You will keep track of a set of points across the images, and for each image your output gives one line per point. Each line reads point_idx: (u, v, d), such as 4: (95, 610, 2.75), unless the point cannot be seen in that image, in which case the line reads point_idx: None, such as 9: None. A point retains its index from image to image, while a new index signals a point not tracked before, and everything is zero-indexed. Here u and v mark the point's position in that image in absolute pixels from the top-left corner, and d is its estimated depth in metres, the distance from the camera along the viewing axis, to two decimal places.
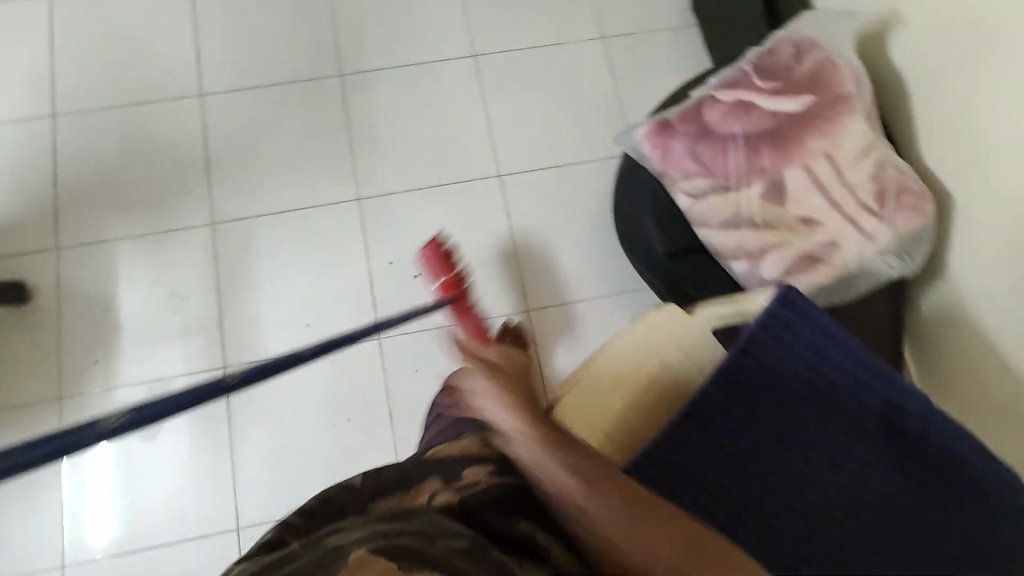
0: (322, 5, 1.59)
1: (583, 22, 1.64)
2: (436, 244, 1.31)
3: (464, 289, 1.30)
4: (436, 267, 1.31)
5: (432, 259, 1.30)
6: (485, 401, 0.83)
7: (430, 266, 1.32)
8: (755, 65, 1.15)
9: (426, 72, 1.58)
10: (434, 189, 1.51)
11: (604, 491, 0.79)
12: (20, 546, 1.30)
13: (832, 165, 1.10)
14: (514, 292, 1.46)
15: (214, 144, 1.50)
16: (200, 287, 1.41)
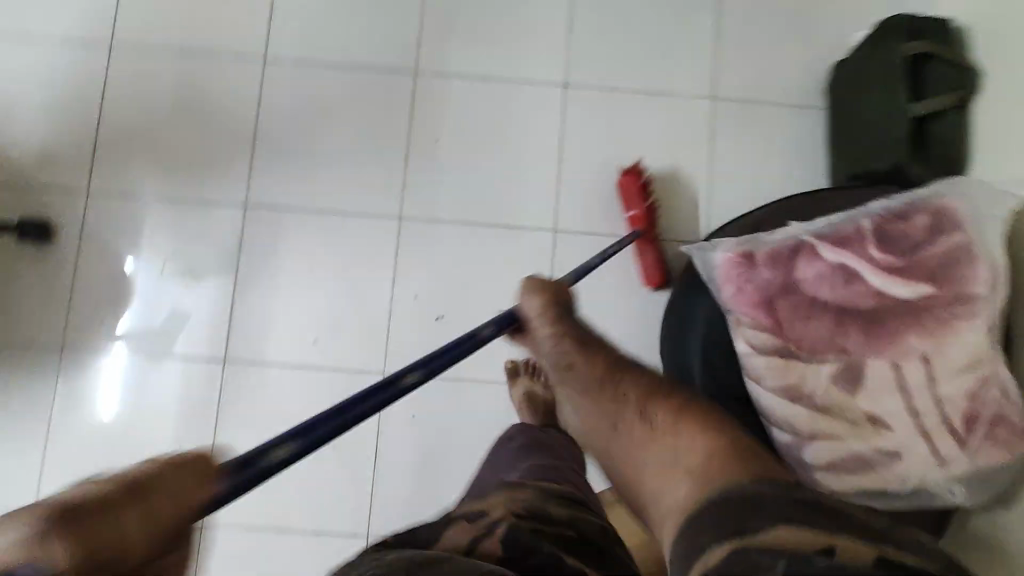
0: None
1: (692, 78, 1.45)
2: (636, 172, 1.36)
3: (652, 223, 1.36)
4: (629, 196, 1.37)
5: (631, 188, 1.35)
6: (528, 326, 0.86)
7: (627, 195, 1.36)
8: (876, 226, 0.99)
9: (508, 90, 1.42)
10: (482, 225, 1.39)
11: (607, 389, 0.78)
12: None
13: (924, 369, 0.94)
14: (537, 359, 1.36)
15: (267, 117, 1.39)
16: (217, 271, 1.36)
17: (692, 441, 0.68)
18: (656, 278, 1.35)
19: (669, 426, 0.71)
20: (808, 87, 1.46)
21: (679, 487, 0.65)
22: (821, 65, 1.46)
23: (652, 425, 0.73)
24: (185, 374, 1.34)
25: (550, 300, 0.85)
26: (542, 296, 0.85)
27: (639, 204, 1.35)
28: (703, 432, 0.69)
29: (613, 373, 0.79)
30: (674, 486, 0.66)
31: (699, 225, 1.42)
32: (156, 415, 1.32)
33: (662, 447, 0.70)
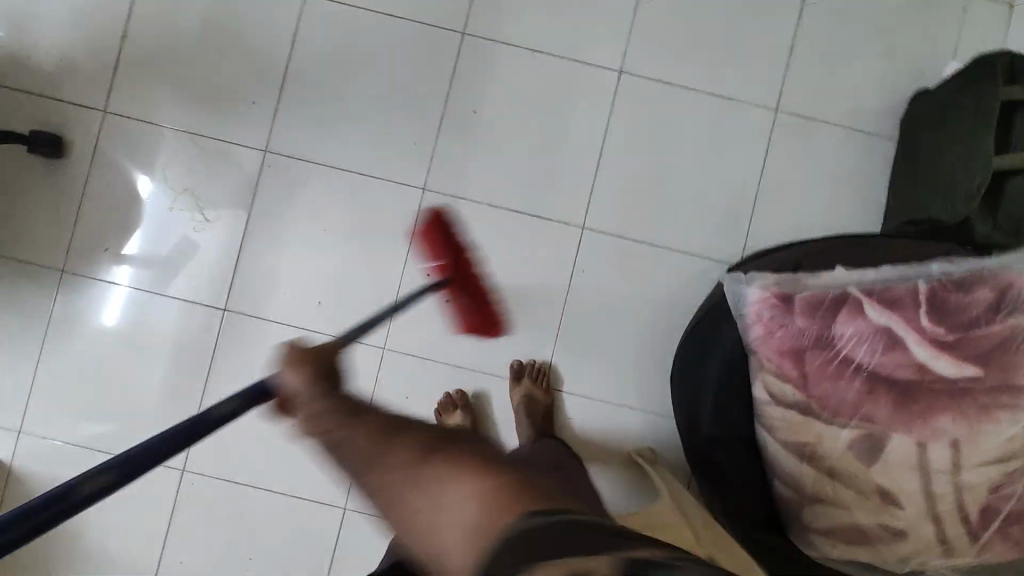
0: None
1: (759, 86, 1.34)
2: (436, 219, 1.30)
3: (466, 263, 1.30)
4: (432, 245, 1.31)
5: (430, 233, 1.31)
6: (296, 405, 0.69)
7: (426, 242, 1.31)
8: (932, 293, 0.91)
9: (555, 69, 1.32)
10: (507, 210, 1.31)
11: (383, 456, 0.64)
12: None
13: (952, 454, 0.88)
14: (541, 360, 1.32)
15: (300, 59, 1.31)
16: (227, 215, 1.30)
17: (459, 491, 0.62)
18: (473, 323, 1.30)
19: (439, 474, 0.64)
20: (882, 114, 1.34)
21: (464, 544, 0.59)
22: (901, 92, 1.34)
23: (427, 480, 0.63)
24: (182, 315, 1.30)
25: (317, 370, 0.69)
26: (302, 363, 0.69)
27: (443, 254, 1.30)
28: (468, 472, 0.64)
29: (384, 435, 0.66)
30: (456, 548, 0.60)
31: (737, 246, 1.33)
32: (150, 353, 1.30)
33: (436, 503, 0.62)
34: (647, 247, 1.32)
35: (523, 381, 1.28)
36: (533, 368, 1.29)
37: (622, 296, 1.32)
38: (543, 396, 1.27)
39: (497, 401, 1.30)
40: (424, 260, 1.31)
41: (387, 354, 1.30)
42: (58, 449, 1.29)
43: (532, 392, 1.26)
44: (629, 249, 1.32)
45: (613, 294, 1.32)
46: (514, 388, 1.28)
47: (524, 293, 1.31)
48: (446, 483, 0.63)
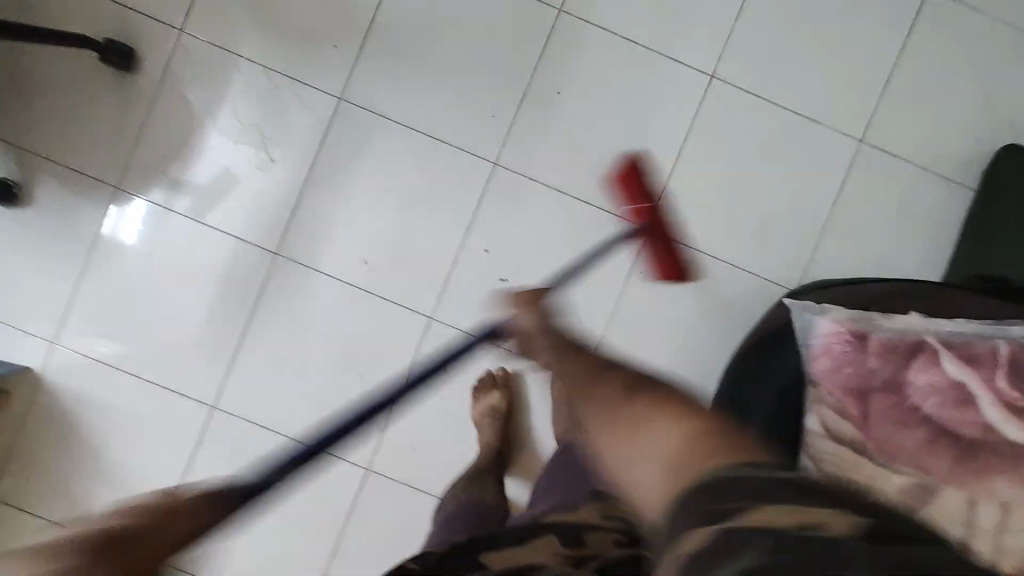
0: None
1: (846, 112, 1.31)
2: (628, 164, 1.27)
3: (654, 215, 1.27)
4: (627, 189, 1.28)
5: (625, 176, 1.27)
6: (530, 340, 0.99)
7: (616, 193, 1.29)
8: (1010, 357, 0.91)
9: (646, 62, 1.28)
10: (648, 168, 1.29)
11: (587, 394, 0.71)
12: (17, 301, 1.27)
13: (998, 516, 0.88)
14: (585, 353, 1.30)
15: (390, 9, 1.26)
16: (293, 156, 1.27)
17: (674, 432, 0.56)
18: (667, 274, 1.28)
19: (654, 415, 0.60)
20: (966, 161, 1.32)
21: (657, 482, 0.52)
22: (987, 143, 1.31)
23: (631, 425, 0.60)
24: (233, 251, 1.28)
25: (541, 315, 1.00)
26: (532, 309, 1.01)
27: (636, 199, 1.27)
28: (685, 428, 0.57)
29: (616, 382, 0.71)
30: (650, 499, 0.52)
31: (797, 271, 1.32)
32: (195, 284, 1.28)
33: (629, 446, 0.58)
34: (708, 258, 1.31)
35: None
36: None
37: (676, 303, 1.31)
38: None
39: (534, 387, 1.30)
40: (620, 204, 1.29)
41: (434, 325, 1.29)
42: (89, 366, 1.28)
43: None
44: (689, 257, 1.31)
45: (668, 300, 1.31)
46: None
47: (580, 285, 1.30)
48: (655, 422, 0.59)
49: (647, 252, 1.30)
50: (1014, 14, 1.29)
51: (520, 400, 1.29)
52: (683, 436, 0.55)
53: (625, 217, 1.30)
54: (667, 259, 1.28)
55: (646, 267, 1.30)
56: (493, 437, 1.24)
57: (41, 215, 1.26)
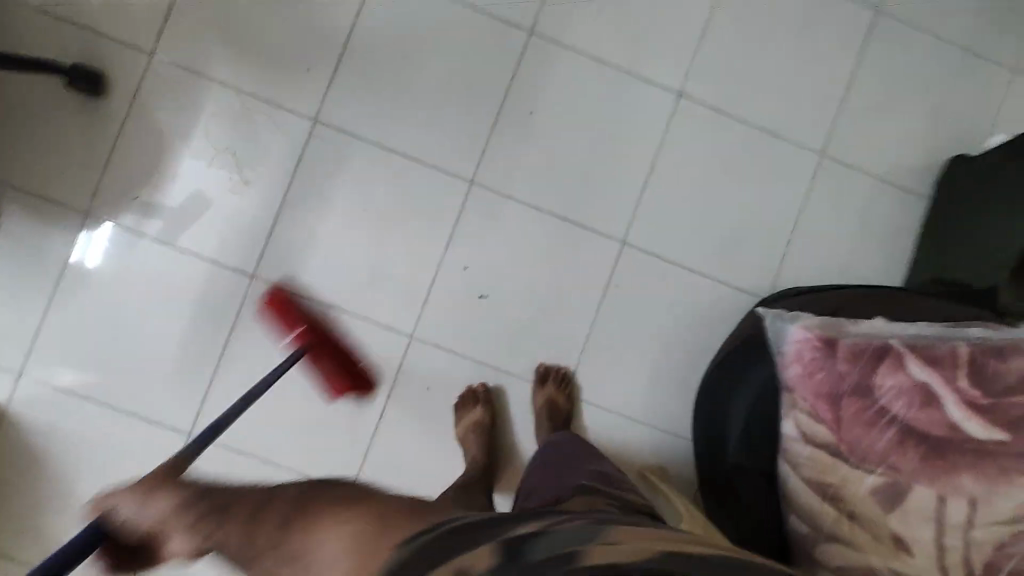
0: None
1: (808, 126, 1.36)
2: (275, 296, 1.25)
3: (319, 334, 1.25)
4: (279, 320, 1.25)
5: (279, 305, 1.24)
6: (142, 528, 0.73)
7: (274, 322, 1.26)
8: (971, 358, 0.95)
9: (616, 81, 1.32)
10: (299, 295, 1.27)
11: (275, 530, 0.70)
12: None
13: (968, 510, 0.91)
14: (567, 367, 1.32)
15: (363, 31, 1.28)
16: (267, 179, 1.27)
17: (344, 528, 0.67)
18: (339, 389, 1.26)
19: (312, 525, 0.69)
20: (922, 170, 1.38)
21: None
22: (941, 153, 1.38)
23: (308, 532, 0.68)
24: (208, 275, 1.26)
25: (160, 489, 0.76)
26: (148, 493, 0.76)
27: (293, 328, 1.24)
28: (362, 510, 0.70)
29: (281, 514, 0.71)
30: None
31: (769, 280, 1.36)
32: (167, 310, 1.26)
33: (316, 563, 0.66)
34: (681, 270, 1.34)
35: (544, 384, 1.29)
36: (561, 374, 1.30)
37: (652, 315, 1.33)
38: (564, 403, 1.27)
39: (516, 402, 1.31)
40: (277, 340, 1.26)
41: (414, 343, 1.29)
42: (58, 396, 1.24)
43: (557, 399, 1.27)
44: (663, 270, 1.34)
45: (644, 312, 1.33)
46: (533, 390, 1.28)
47: (556, 300, 1.32)
48: (328, 524, 0.68)
49: (323, 365, 1.26)
50: (960, 33, 1.37)
51: (503, 416, 1.30)
52: (359, 526, 0.67)
53: (283, 349, 1.26)
54: (340, 374, 1.26)
55: (321, 383, 1.27)
56: (478, 454, 1.25)
57: (8, 243, 1.23)
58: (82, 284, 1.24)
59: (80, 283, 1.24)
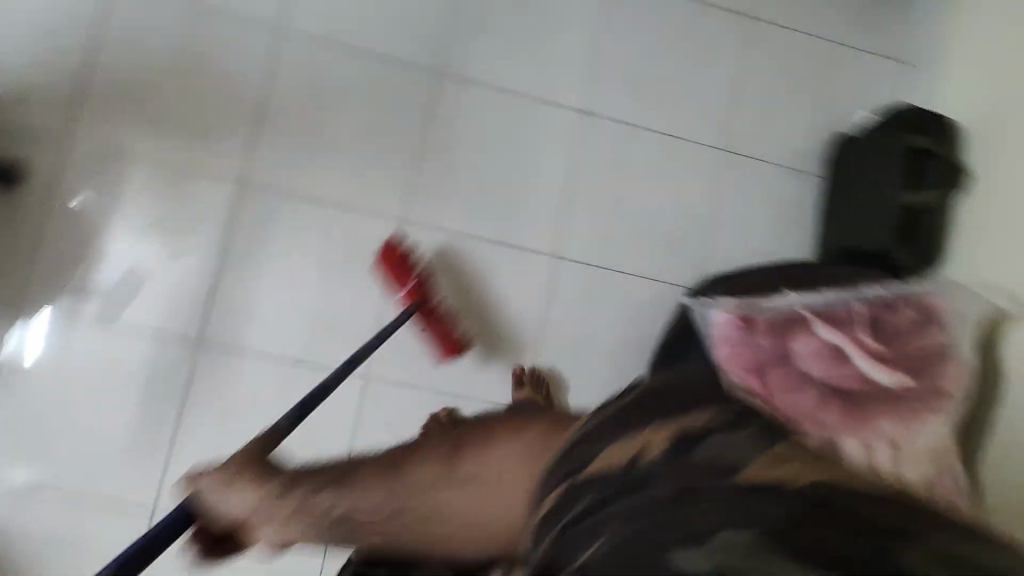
0: None
1: (704, 127, 1.48)
2: (389, 248, 1.30)
3: (425, 296, 1.30)
4: (393, 273, 1.30)
5: (403, 236, 1.28)
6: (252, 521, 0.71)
7: (387, 274, 1.30)
8: (867, 315, 1.06)
9: (527, 109, 1.41)
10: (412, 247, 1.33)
11: (411, 474, 0.75)
12: None
13: (896, 452, 0.98)
14: (539, 367, 1.39)
15: (276, 91, 1.33)
16: (203, 246, 1.29)
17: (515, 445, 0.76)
18: (451, 347, 1.33)
19: (484, 447, 0.77)
20: (810, 152, 1.52)
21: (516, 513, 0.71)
22: (824, 134, 1.53)
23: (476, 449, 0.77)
24: (155, 350, 1.27)
25: (257, 481, 0.73)
26: (240, 477, 0.72)
27: (404, 282, 1.29)
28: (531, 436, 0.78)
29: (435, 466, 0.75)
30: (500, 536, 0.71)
31: (693, 270, 1.46)
32: (115, 386, 1.25)
33: (480, 469, 0.75)
34: (614, 274, 1.42)
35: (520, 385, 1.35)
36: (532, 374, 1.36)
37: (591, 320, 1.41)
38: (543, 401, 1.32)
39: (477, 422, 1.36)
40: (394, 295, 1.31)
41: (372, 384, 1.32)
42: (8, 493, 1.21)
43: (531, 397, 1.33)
44: (593, 276, 1.42)
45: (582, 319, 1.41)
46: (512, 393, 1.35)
47: (501, 320, 1.39)
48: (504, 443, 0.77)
49: (427, 332, 1.33)
50: (822, 28, 1.53)
51: None
52: (529, 441, 0.77)
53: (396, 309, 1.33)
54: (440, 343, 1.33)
55: (428, 343, 1.34)
56: None
57: None
58: (20, 374, 1.22)
59: (20, 374, 1.22)
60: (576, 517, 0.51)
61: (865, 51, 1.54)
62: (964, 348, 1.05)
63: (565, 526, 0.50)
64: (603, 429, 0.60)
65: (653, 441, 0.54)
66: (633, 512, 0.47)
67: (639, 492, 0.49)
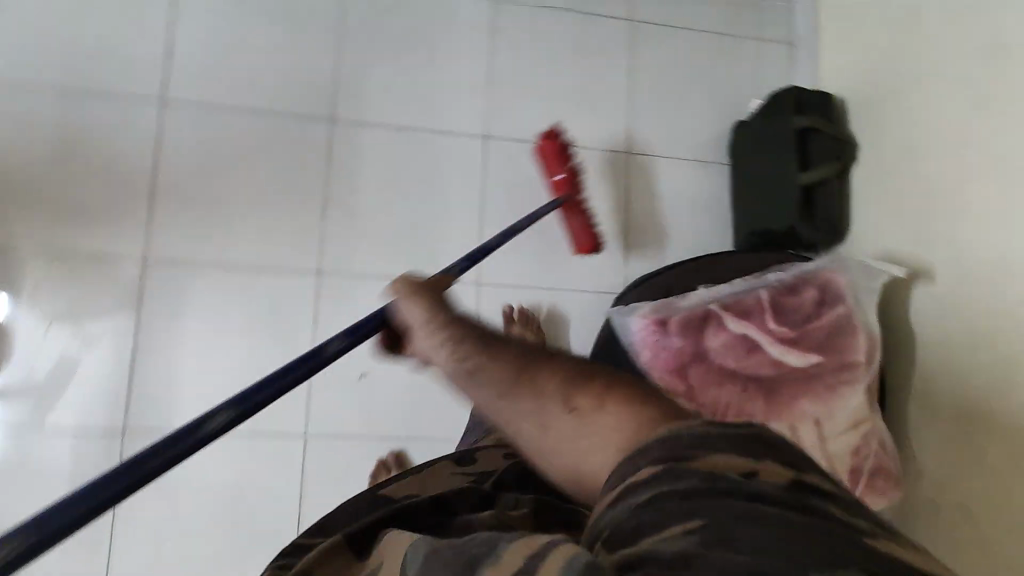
0: (329, 37, 1.39)
1: (608, 132, 1.51)
2: (551, 138, 1.36)
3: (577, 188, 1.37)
4: (553, 160, 1.37)
5: (551, 149, 1.36)
6: (417, 335, 0.80)
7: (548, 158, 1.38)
8: (773, 298, 1.06)
9: (428, 142, 1.41)
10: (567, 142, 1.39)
11: (520, 397, 0.74)
12: None
13: (816, 430, 1.03)
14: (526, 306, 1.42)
15: (168, 163, 1.30)
16: (111, 332, 1.26)
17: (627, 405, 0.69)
18: (587, 244, 1.38)
19: (598, 400, 0.71)
20: (714, 141, 1.56)
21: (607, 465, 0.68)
22: (724, 122, 1.57)
23: (586, 399, 0.72)
24: (76, 447, 1.22)
25: (432, 310, 0.78)
26: (418, 301, 0.80)
27: (561, 171, 1.36)
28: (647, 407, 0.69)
29: (554, 403, 0.73)
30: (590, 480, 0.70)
31: (619, 274, 1.48)
32: (41, 491, 1.20)
33: (590, 418, 0.71)
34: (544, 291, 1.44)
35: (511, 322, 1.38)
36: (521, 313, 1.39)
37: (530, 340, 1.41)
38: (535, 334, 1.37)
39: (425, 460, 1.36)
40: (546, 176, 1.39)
41: (310, 442, 1.32)
42: None
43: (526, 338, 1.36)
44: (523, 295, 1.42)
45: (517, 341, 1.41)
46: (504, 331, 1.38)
47: None
48: (617, 400, 0.70)
49: (575, 220, 1.39)
50: (705, 22, 1.58)
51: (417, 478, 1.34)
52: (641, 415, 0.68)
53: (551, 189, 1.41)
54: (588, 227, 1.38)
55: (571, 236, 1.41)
56: None
57: None
58: None
59: None
60: (662, 496, 0.55)
61: (749, 38, 1.60)
62: (870, 316, 1.06)
63: (656, 497, 0.55)
64: (707, 436, 0.61)
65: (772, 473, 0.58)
66: (736, 518, 0.52)
67: (748, 501, 0.54)
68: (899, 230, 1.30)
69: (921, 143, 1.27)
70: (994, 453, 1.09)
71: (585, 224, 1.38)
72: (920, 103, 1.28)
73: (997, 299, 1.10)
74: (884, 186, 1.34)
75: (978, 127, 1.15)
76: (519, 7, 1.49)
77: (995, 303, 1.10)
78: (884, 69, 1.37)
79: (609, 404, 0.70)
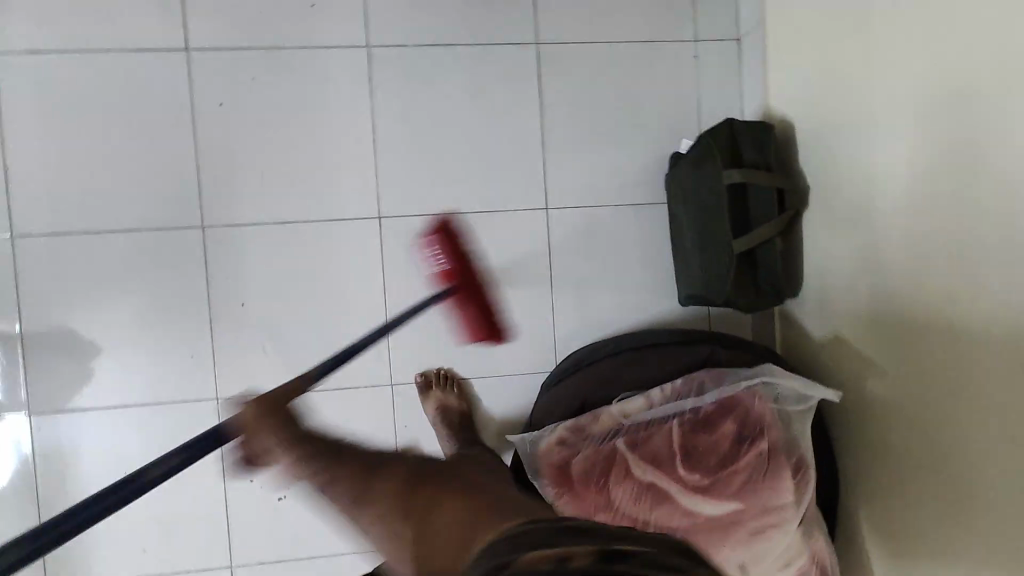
0: (183, 131, 1.24)
1: (520, 187, 1.32)
2: (440, 227, 1.22)
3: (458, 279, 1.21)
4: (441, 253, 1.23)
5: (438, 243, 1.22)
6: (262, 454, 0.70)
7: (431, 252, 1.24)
8: (686, 439, 0.98)
9: (314, 233, 1.27)
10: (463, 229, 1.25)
11: (366, 512, 0.67)
12: None
13: None
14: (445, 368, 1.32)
15: (32, 303, 1.21)
16: (12, 489, 1.23)
17: (453, 511, 0.66)
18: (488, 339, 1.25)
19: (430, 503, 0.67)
20: (649, 178, 1.35)
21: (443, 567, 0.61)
22: (658, 153, 1.35)
23: (416, 507, 0.67)
24: None
25: (278, 424, 0.70)
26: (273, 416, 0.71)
27: (449, 262, 1.22)
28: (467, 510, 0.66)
29: (393, 505, 0.67)
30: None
31: (551, 348, 1.34)
32: None
33: (428, 520, 0.65)
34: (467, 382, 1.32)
35: (430, 390, 1.28)
36: (440, 376, 1.30)
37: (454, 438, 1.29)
38: (459, 400, 1.28)
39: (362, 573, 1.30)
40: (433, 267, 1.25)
41: (237, 571, 1.26)
42: None
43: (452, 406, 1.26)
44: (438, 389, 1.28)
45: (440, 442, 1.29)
46: (423, 399, 1.28)
47: None
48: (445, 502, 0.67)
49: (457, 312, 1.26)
50: (625, 31, 1.33)
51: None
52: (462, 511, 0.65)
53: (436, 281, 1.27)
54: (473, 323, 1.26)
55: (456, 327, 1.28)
56: None
57: None
58: None
59: None
60: None
61: (681, 44, 1.34)
62: (799, 445, 0.98)
63: None
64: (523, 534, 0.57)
65: (579, 551, 0.54)
66: None
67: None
68: (855, 277, 1.11)
69: (871, 173, 1.04)
70: (956, 554, 0.96)
71: (475, 315, 1.23)
72: (871, 120, 1.03)
73: (957, 365, 0.92)
74: (837, 223, 1.14)
75: (942, 163, 0.91)
76: (396, 51, 1.27)
77: (963, 382, 0.91)
78: (829, 77, 1.12)
79: (437, 502, 0.67)
